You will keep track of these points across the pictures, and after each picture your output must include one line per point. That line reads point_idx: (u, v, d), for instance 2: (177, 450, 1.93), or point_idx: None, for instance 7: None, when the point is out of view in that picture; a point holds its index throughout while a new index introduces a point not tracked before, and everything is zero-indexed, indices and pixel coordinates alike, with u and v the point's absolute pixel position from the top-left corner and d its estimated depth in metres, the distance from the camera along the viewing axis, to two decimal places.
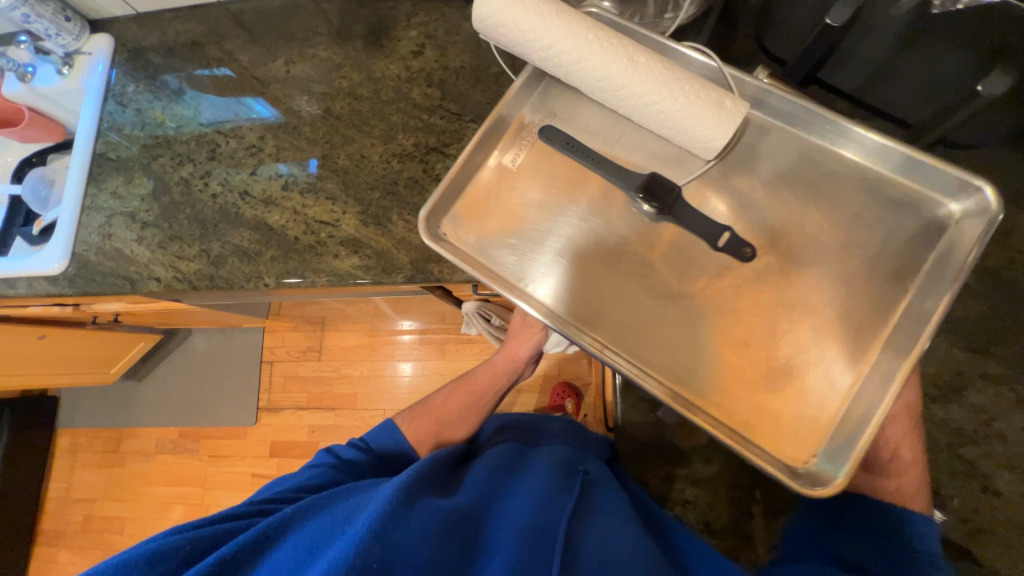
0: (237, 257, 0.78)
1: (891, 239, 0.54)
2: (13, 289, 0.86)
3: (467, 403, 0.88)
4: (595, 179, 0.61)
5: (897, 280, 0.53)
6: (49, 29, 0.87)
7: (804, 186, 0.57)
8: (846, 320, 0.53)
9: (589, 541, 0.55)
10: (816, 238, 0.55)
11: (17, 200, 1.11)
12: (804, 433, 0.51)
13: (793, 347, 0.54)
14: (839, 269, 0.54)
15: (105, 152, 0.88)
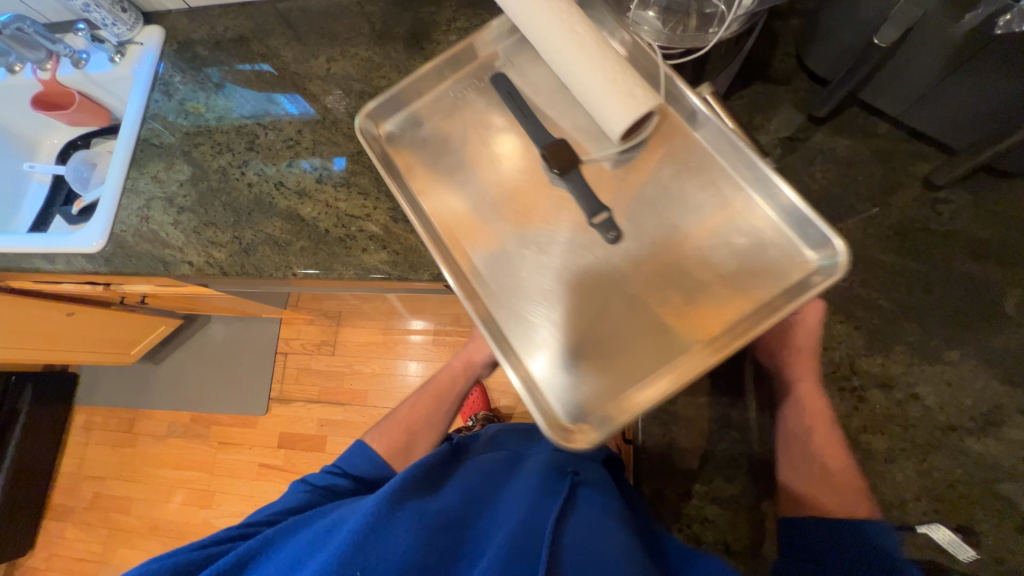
0: (267, 246, 0.79)
1: (750, 255, 0.52)
2: (51, 264, 0.89)
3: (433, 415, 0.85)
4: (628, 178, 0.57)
5: (738, 296, 0.51)
6: (106, 18, 0.91)
7: (685, 172, 0.56)
8: (699, 323, 0.51)
9: (578, 545, 0.49)
10: (678, 222, 0.55)
11: (59, 180, 1.15)
12: (598, 400, 0.50)
13: (633, 322, 0.52)
14: (688, 255, 0.53)
15: (148, 138, 0.91)
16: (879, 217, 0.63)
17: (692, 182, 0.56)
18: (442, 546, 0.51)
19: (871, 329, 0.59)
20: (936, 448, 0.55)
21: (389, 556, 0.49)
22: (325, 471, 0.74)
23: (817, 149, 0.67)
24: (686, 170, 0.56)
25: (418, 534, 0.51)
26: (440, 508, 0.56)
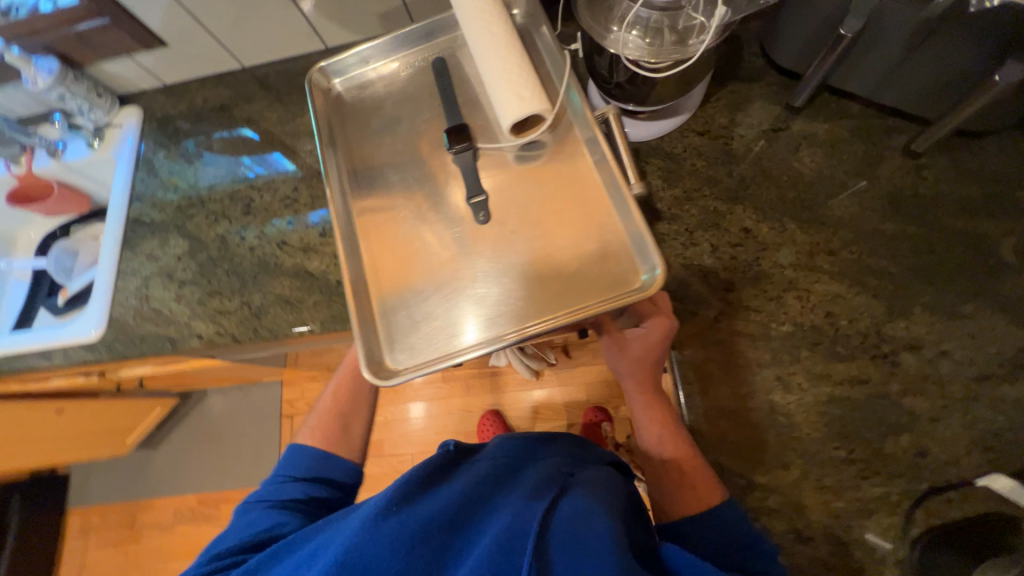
0: (279, 306, 0.78)
1: (586, 265, 0.57)
2: (48, 360, 0.85)
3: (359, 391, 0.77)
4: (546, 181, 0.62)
5: (565, 294, 0.57)
6: (82, 105, 0.91)
7: (551, 171, 0.62)
8: (534, 309, 0.57)
9: (570, 533, 0.43)
10: (528, 215, 0.61)
11: (41, 273, 1.12)
12: (422, 347, 0.58)
13: (478, 279, 0.59)
14: (532, 241, 0.60)
15: (138, 216, 0.89)
16: (870, 189, 0.66)
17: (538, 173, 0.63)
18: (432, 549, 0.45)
19: (888, 296, 0.62)
20: (975, 400, 0.57)
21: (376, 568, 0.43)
22: (280, 485, 0.67)
23: (800, 135, 0.70)
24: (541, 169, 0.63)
25: (405, 538, 0.45)
26: (433, 501, 0.48)
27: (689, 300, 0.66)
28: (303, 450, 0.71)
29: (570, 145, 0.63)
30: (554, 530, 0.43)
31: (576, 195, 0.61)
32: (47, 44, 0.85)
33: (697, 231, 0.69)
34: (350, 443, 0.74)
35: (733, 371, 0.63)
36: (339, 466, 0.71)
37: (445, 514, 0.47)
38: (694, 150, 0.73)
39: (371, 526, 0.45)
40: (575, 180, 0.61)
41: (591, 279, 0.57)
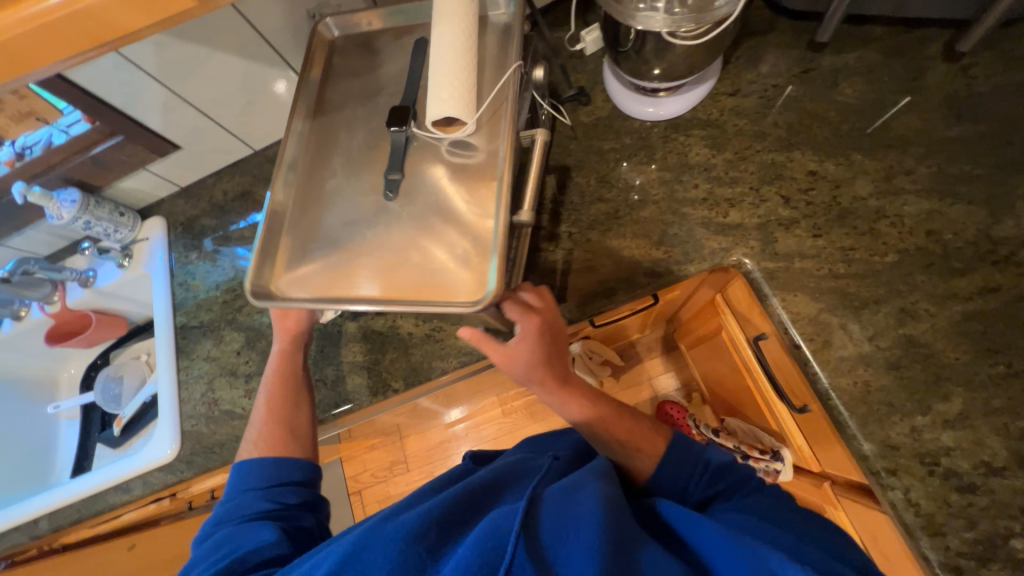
0: (355, 373, 0.74)
1: (443, 272, 0.56)
2: (126, 494, 0.80)
3: (296, 382, 0.68)
4: (456, 195, 0.59)
5: (414, 287, 0.56)
6: (108, 228, 0.90)
7: (459, 184, 0.60)
8: (388, 286, 0.57)
9: (562, 505, 0.42)
10: (412, 210, 0.59)
11: (90, 407, 1.08)
12: (299, 280, 0.58)
13: (367, 233, 0.59)
14: (419, 222, 0.59)
15: (186, 322, 0.87)
16: (922, 101, 0.65)
17: (441, 171, 0.61)
18: (431, 539, 0.42)
19: (982, 199, 0.60)
20: None
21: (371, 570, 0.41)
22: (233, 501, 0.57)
23: (834, 69, 0.70)
24: (446, 173, 0.60)
25: (400, 533, 0.42)
26: (430, 502, 0.47)
27: (780, 257, 0.64)
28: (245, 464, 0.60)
29: (485, 158, 0.60)
30: (544, 503, 0.43)
31: (484, 191, 0.58)
32: (64, 175, 0.84)
33: (762, 187, 0.67)
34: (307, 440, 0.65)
35: (853, 314, 0.59)
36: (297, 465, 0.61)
37: (443, 510, 0.45)
38: (732, 111, 0.72)
39: (373, 531, 0.44)
40: (478, 184, 0.59)
41: (451, 265, 0.56)
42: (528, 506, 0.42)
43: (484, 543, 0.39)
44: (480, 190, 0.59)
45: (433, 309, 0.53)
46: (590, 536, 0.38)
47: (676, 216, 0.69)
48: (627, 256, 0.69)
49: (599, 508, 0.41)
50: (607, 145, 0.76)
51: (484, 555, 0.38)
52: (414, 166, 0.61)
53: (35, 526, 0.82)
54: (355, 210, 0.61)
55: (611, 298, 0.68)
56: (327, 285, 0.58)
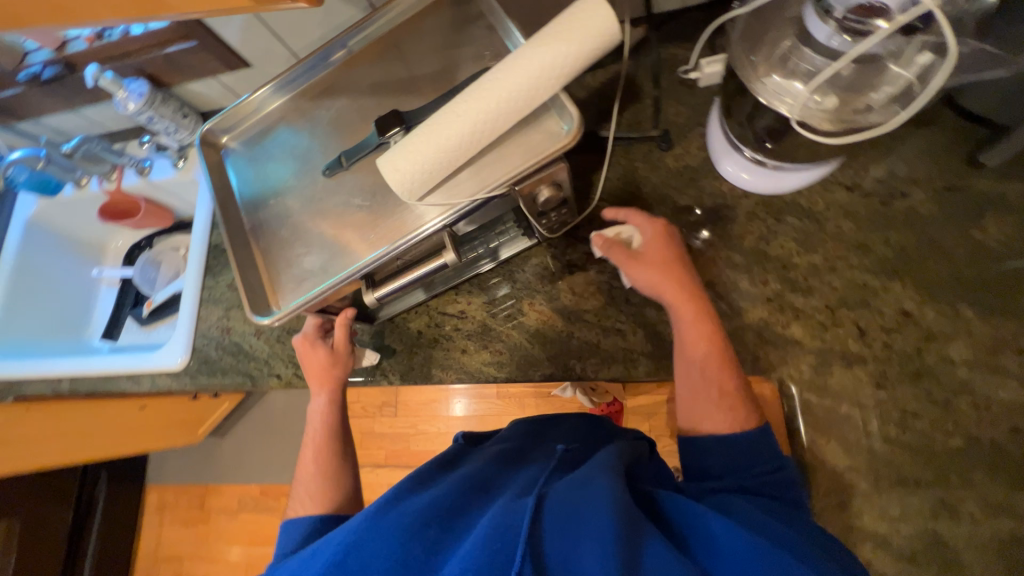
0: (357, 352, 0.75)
1: (285, 267, 0.61)
2: (137, 384, 0.87)
3: (333, 437, 0.65)
4: (347, 235, 0.59)
5: (264, 252, 0.62)
6: (169, 126, 0.90)
7: (368, 225, 0.58)
8: (259, 233, 0.63)
9: (568, 501, 0.38)
10: (317, 200, 0.62)
11: (127, 281, 1.16)
12: (242, 163, 0.68)
13: (294, 173, 0.64)
14: (317, 210, 0.61)
15: (220, 243, 0.88)
16: None
17: (364, 200, 0.59)
18: (432, 537, 0.40)
19: None
20: None
21: (374, 566, 0.39)
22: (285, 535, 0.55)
23: (982, 198, 0.58)
24: (361, 206, 0.59)
25: (401, 526, 0.40)
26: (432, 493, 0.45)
27: (830, 394, 0.56)
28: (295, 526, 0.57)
29: (394, 224, 0.57)
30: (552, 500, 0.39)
31: (373, 229, 0.58)
32: (138, 65, 0.83)
33: (840, 309, 0.58)
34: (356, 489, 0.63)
35: (884, 487, 0.53)
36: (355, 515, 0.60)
37: (449, 501, 0.44)
38: (840, 210, 0.61)
39: (376, 518, 0.42)
40: (366, 232, 0.58)
41: (295, 275, 0.60)
42: (537, 500, 0.39)
43: (488, 549, 0.35)
44: (366, 227, 0.58)
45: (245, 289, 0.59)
46: (599, 539, 0.34)
47: (731, 307, 0.62)
48: (661, 332, 0.63)
49: (605, 500, 0.37)
50: (682, 201, 0.67)
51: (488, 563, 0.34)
52: (349, 182, 0.61)
53: (58, 382, 0.91)
54: (279, 189, 0.64)
55: (628, 370, 0.63)
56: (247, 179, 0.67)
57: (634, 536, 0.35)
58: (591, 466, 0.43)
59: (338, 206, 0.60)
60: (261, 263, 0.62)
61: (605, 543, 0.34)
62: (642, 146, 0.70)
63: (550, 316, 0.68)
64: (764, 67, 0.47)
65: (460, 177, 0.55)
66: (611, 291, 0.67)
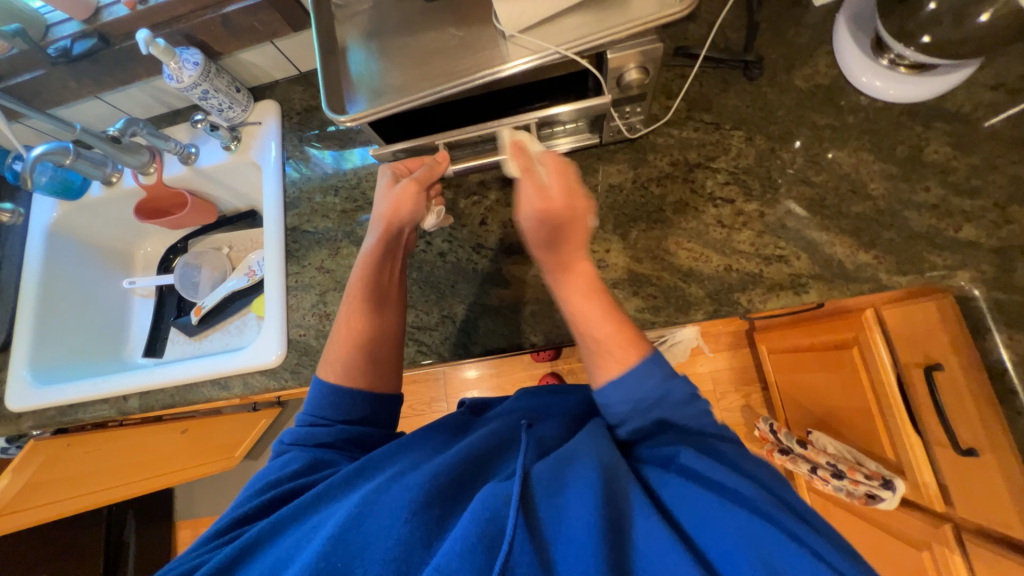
0: (489, 317, 0.69)
1: (364, 83, 0.55)
2: (225, 390, 0.78)
3: (378, 295, 0.59)
4: (431, 62, 0.54)
5: (342, 70, 0.56)
6: (223, 103, 0.81)
7: (456, 55, 0.53)
8: (344, 55, 0.57)
9: (553, 477, 0.41)
10: (411, 30, 0.56)
11: (165, 290, 1.04)
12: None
13: (394, 9, 0.58)
14: (412, 39, 0.56)
15: (298, 224, 0.80)
16: None
17: (459, 31, 0.54)
18: (437, 513, 0.40)
19: None
20: None
21: (374, 540, 0.39)
22: (309, 429, 0.54)
23: None
24: (454, 38, 0.54)
25: (405, 501, 0.40)
26: (434, 462, 0.45)
27: (1017, 290, 0.56)
28: (326, 387, 0.56)
29: (485, 58, 0.52)
30: (536, 486, 0.40)
31: (457, 62, 0.53)
32: (189, 32, 0.74)
33: (1010, 206, 0.58)
34: (395, 366, 0.60)
35: None
36: (390, 400, 0.58)
37: (451, 472, 0.44)
38: (988, 108, 0.61)
39: (377, 492, 0.42)
40: (452, 60, 0.53)
41: (370, 87, 0.55)
42: (525, 476, 0.41)
43: (481, 525, 0.37)
44: (455, 59, 0.53)
45: (327, 85, 0.55)
46: (585, 507, 0.37)
47: (895, 218, 0.61)
48: (828, 253, 0.61)
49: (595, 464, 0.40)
50: (821, 120, 0.66)
51: (484, 533, 0.36)
52: (445, 12, 0.56)
53: (124, 403, 0.82)
54: (371, 32, 0.58)
55: (800, 296, 0.61)
56: (336, 17, 0.59)
57: (619, 518, 0.37)
58: (584, 443, 0.44)
59: (426, 38, 0.55)
60: (338, 77, 0.56)
61: (592, 508, 0.37)
62: (768, 70, 0.68)
63: (703, 253, 0.65)
64: None
65: (562, 19, 0.51)
66: (763, 217, 0.64)
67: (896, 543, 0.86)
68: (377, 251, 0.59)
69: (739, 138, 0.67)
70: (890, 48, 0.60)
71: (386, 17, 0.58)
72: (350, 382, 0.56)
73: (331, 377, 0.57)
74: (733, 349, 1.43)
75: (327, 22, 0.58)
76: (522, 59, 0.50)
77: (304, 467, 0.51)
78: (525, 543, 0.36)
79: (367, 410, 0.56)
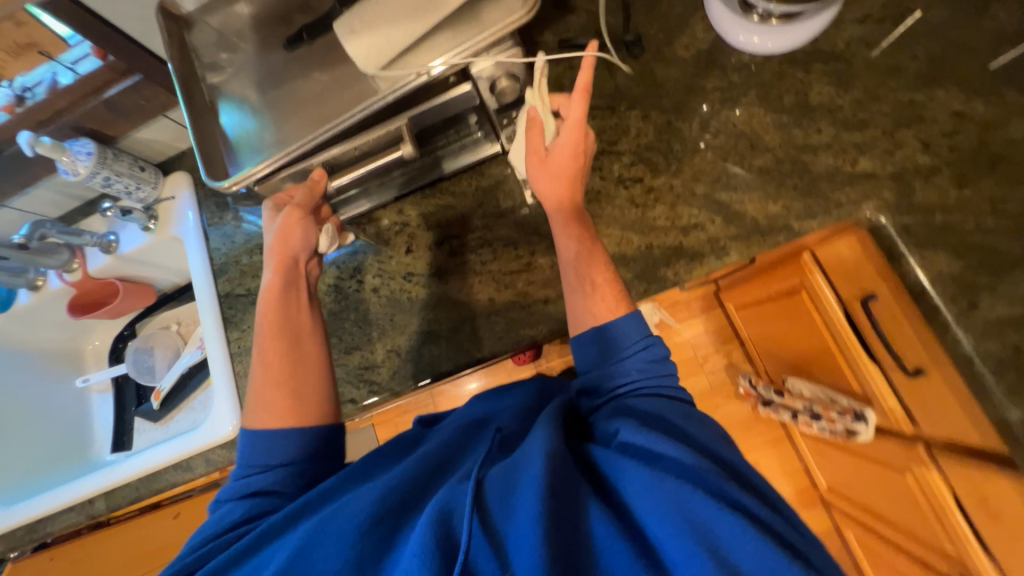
0: (432, 344, 0.69)
1: (240, 143, 0.55)
2: (189, 472, 0.76)
3: (292, 330, 0.58)
4: (303, 109, 0.54)
5: (219, 134, 0.56)
6: (129, 185, 0.80)
7: (327, 99, 0.53)
8: (218, 119, 0.57)
9: (506, 477, 0.41)
10: (280, 82, 0.56)
11: (122, 380, 1.02)
12: (203, 64, 0.59)
13: (264, 63, 0.58)
14: (283, 91, 0.55)
15: (231, 290, 0.79)
16: None
17: (326, 74, 0.54)
18: (388, 530, 0.41)
19: None
20: None
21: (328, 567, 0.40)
22: (245, 478, 0.51)
23: None
24: (323, 80, 0.54)
25: (352, 527, 0.41)
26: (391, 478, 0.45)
27: (919, 211, 0.58)
28: (256, 437, 0.52)
29: (356, 94, 0.52)
30: (486, 492, 0.40)
31: (331, 104, 0.53)
32: (76, 123, 0.72)
33: (897, 131, 0.60)
34: (330, 399, 0.57)
35: (1005, 273, 0.55)
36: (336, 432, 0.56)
37: (404, 490, 0.44)
38: (860, 42, 0.63)
39: (329, 521, 0.42)
40: (323, 105, 0.53)
41: (248, 145, 0.55)
42: (476, 483, 0.41)
43: (439, 533, 0.37)
44: (328, 100, 0.53)
45: (205, 150, 0.55)
46: (530, 500, 0.37)
47: (796, 164, 0.62)
48: (739, 211, 0.62)
49: (538, 457, 0.40)
50: (710, 83, 0.67)
51: (440, 546, 0.36)
52: (310, 57, 0.56)
53: (91, 506, 0.80)
54: (241, 92, 0.57)
55: (722, 259, 0.62)
56: (209, 83, 0.59)
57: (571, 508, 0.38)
58: (543, 434, 0.44)
59: (296, 86, 0.55)
60: (214, 140, 0.56)
61: (535, 518, 0.36)
62: (651, 45, 0.69)
63: (623, 236, 0.65)
64: None
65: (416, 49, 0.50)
66: (672, 189, 0.65)
67: (884, 471, 0.87)
68: (280, 283, 0.59)
69: (637, 117, 0.68)
70: (755, 3, 0.63)
71: (259, 71, 0.58)
72: (285, 423, 0.53)
73: (259, 430, 0.53)
74: (704, 313, 1.44)
75: (202, 89, 0.58)
76: (386, 88, 0.50)
77: (242, 517, 0.48)
78: (479, 548, 0.37)
79: (314, 446, 0.53)
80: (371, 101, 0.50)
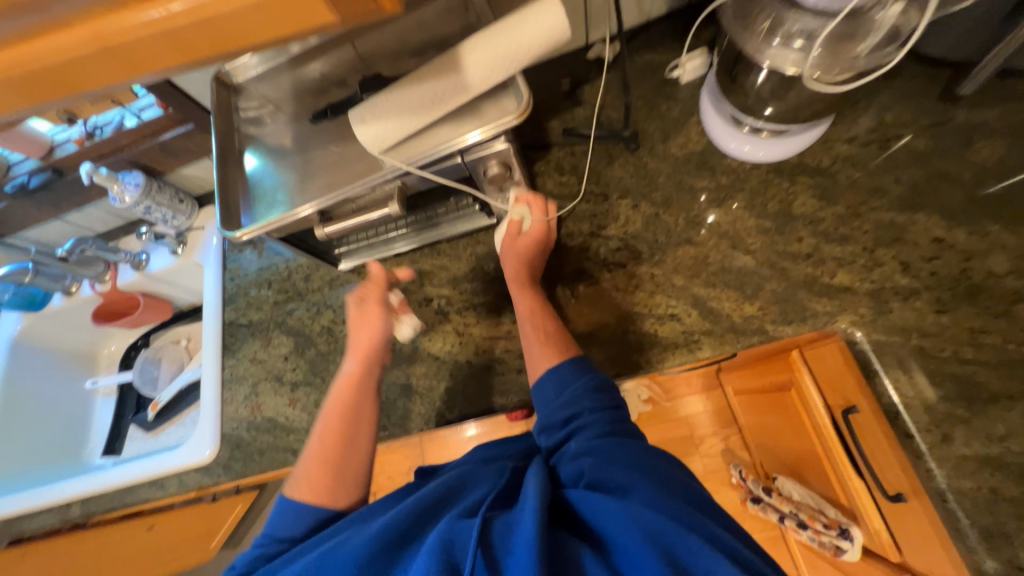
0: (406, 397, 0.71)
1: (258, 199, 0.63)
2: (162, 490, 0.79)
3: (360, 405, 0.57)
4: (315, 175, 0.61)
5: (241, 188, 0.64)
6: (167, 214, 0.88)
7: (337, 168, 0.60)
8: (241, 175, 0.65)
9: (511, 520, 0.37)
10: (301, 150, 0.64)
11: (127, 386, 1.08)
12: (241, 126, 0.68)
13: (294, 132, 0.66)
14: (302, 159, 0.63)
15: (235, 318, 0.85)
16: None
17: (341, 146, 0.62)
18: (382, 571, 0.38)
19: None
20: None
21: None
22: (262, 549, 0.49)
23: (968, 126, 0.65)
24: (338, 152, 0.62)
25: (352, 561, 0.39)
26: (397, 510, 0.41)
27: (897, 331, 0.58)
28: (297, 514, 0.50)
29: (362, 167, 0.59)
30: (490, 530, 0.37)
31: (341, 174, 0.60)
32: (132, 158, 0.83)
33: (878, 250, 0.61)
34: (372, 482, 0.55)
35: (980, 409, 0.54)
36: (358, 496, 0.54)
37: (406, 525, 0.40)
38: (846, 159, 0.66)
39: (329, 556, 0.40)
40: (338, 173, 0.60)
41: (263, 201, 0.62)
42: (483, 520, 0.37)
43: (441, 565, 0.34)
44: (339, 169, 0.60)
45: (227, 200, 0.62)
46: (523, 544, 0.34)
47: (776, 270, 0.63)
48: (716, 307, 0.64)
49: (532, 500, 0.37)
50: (699, 183, 0.70)
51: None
52: (331, 131, 0.64)
53: (67, 510, 0.83)
54: (267, 155, 0.65)
55: (695, 352, 0.62)
56: (244, 143, 0.67)
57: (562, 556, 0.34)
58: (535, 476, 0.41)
59: (314, 155, 0.63)
60: (234, 193, 0.63)
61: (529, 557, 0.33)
62: (647, 141, 0.74)
63: (600, 317, 0.67)
64: (767, 35, 0.54)
65: (419, 137, 0.57)
66: (653, 277, 0.67)
67: None
68: (359, 371, 0.60)
69: (627, 205, 0.72)
70: (745, 120, 0.67)
71: (289, 138, 0.66)
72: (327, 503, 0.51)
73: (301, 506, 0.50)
74: None
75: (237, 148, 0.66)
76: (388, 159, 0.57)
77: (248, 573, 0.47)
78: None
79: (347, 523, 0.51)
80: (372, 173, 0.58)
